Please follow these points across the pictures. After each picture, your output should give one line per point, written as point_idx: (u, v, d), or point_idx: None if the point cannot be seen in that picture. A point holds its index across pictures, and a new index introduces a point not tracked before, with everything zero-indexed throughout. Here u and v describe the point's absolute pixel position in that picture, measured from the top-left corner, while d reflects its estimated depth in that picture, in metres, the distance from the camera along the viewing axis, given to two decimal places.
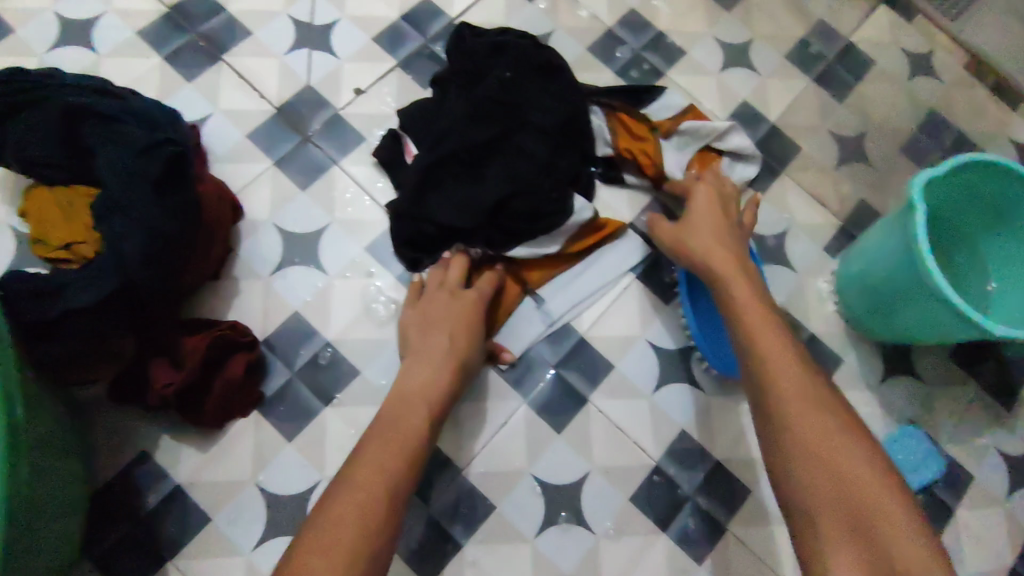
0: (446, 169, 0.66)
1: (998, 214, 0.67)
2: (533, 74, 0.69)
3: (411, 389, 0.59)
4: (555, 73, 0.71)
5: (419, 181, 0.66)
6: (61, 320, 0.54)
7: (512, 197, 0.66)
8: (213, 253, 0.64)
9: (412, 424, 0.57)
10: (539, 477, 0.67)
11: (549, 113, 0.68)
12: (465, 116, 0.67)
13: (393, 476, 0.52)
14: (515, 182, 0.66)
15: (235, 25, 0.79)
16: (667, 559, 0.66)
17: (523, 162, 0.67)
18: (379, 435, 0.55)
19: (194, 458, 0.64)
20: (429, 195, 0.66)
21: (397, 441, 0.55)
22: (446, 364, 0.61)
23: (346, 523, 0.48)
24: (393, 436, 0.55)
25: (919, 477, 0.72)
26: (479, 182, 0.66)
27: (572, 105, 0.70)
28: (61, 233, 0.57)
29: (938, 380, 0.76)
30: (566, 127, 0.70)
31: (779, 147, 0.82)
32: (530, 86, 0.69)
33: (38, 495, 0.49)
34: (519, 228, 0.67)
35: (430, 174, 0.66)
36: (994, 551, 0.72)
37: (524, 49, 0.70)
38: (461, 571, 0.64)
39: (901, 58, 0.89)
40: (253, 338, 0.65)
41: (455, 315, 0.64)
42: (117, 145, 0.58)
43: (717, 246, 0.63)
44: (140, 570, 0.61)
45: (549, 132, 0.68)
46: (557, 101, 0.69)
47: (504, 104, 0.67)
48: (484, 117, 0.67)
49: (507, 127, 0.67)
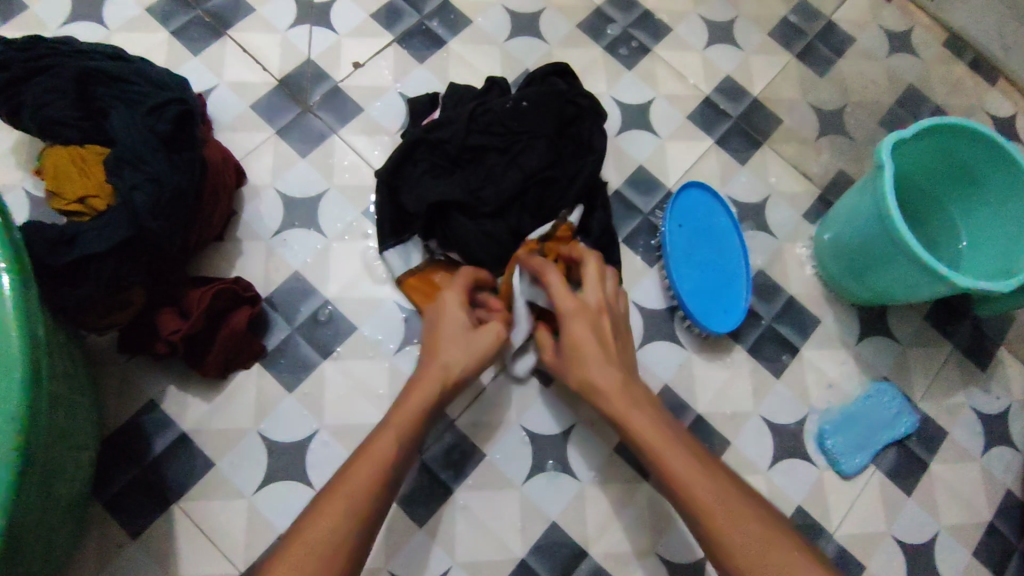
0: (426, 154, 0.68)
1: (968, 175, 0.71)
2: (548, 116, 0.68)
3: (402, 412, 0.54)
4: (570, 129, 0.70)
5: (402, 154, 0.68)
6: (76, 267, 0.57)
7: (455, 210, 0.67)
8: (217, 213, 0.67)
9: (377, 459, 0.50)
10: (528, 428, 0.71)
11: (539, 156, 0.66)
12: (468, 118, 0.67)
13: (357, 520, 0.47)
14: (464, 199, 0.66)
15: (238, 2, 0.82)
16: (651, 506, 0.69)
17: (488, 182, 0.66)
18: (356, 460, 0.50)
19: (199, 407, 0.67)
20: (407, 169, 0.69)
21: (367, 476, 0.49)
22: (421, 400, 0.54)
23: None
24: (357, 477, 0.49)
25: (891, 431, 0.75)
26: (448, 178, 0.67)
27: (568, 162, 0.69)
28: (76, 188, 0.60)
29: (913, 341, 0.79)
30: (550, 173, 0.67)
31: (760, 119, 0.85)
32: (538, 126, 0.67)
33: (56, 422, 0.52)
34: (458, 241, 0.68)
35: (413, 151, 0.68)
36: (967, 503, 0.75)
37: (554, 91, 0.69)
38: (453, 516, 0.67)
39: (881, 36, 0.93)
40: (255, 294, 0.68)
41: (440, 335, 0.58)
42: (129, 105, 0.61)
43: (612, 389, 0.56)
44: (149, 511, 0.64)
45: (525, 177, 0.66)
46: (557, 150, 0.68)
47: (501, 129, 0.67)
48: (482, 131, 0.67)
49: (495, 147, 0.67)
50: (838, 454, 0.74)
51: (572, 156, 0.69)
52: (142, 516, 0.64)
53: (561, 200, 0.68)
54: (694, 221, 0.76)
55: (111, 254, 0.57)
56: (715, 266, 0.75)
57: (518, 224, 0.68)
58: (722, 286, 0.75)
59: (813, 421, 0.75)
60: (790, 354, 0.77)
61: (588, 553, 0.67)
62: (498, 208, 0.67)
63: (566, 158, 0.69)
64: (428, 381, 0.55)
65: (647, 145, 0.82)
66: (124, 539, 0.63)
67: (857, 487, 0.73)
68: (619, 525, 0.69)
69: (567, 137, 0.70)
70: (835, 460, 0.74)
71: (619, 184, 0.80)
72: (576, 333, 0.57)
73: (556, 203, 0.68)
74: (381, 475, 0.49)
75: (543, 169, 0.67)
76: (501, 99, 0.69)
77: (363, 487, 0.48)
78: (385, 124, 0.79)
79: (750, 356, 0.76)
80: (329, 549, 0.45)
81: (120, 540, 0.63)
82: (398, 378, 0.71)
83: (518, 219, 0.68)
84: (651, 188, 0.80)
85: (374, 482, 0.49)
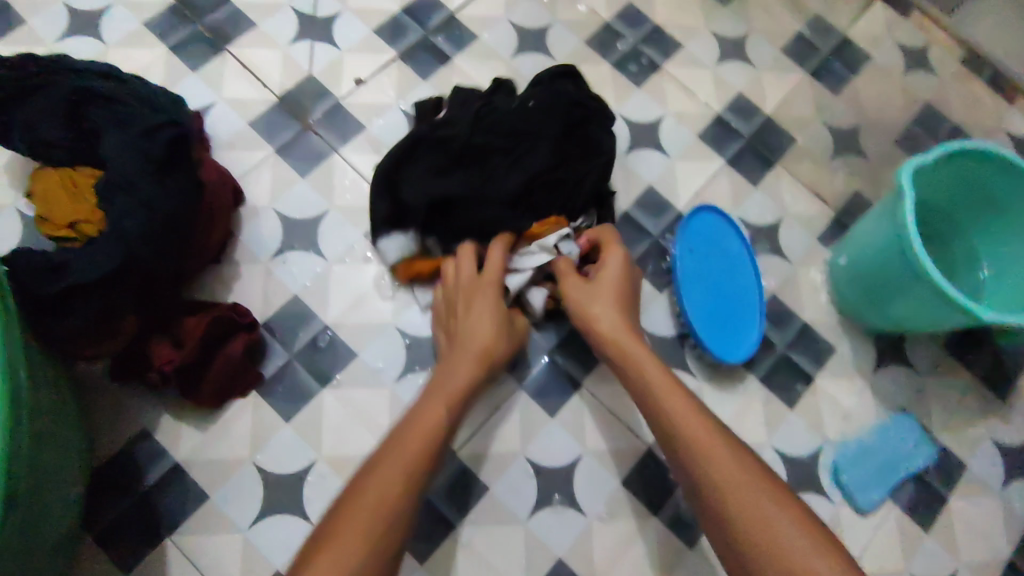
0: (429, 151, 0.65)
1: (991, 202, 0.68)
2: (556, 116, 0.65)
3: (441, 386, 0.58)
4: (578, 131, 0.66)
5: (404, 150, 0.65)
6: (64, 296, 0.55)
7: (457, 210, 0.65)
8: (213, 236, 0.65)
9: (427, 424, 0.55)
10: (533, 460, 0.68)
11: (544, 159, 0.64)
12: (473, 116, 0.65)
13: (412, 487, 0.51)
14: (465, 197, 0.64)
15: (239, 17, 0.80)
16: (659, 542, 0.67)
17: (494, 184, 0.65)
18: (402, 431, 0.54)
19: (193, 437, 0.65)
20: (408, 167, 0.66)
21: (415, 439, 0.53)
22: (468, 367, 0.59)
23: (357, 537, 0.47)
24: (410, 443, 0.53)
25: (909, 465, 0.73)
26: (451, 177, 0.65)
27: (575, 165, 0.66)
28: (67, 212, 0.58)
29: (931, 369, 0.77)
30: (557, 176, 0.65)
31: (774, 138, 0.83)
32: (546, 126, 0.64)
33: (41, 463, 0.50)
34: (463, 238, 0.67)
35: (415, 148, 0.65)
36: (987, 539, 0.72)
37: (561, 90, 0.66)
38: (454, 552, 0.65)
39: (897, 53, 0.90)
40: (252, 319, 0.66)
41: (474, 315, 0.62)
42: (121, 127, 0.59)
43: (621, 322, 0.62)
44: (140, 546, 0.62)
45: (529, 180, 0.65)
46: (564, 152, 0.65)
47: (509, 127, 0.64)
48: (489, 127, 0.65)
49: (501, 147, 0.64)
50: (854, 488, 0.71)
51: (581, 157, 0.67)
52: (132, 552, 0.62)
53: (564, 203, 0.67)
54: (707, 245, 0.74)
55: (101, 283, 0.55)
56: (729, 294, 0.73)
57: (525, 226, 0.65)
58: (736, 313, 0.72)
59: (828, 453, 0.73)
60: (804, 383, 0.74)
61: None
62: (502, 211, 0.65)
63: (573, 159, 0.66)
64: (472, 351, 0.60)
65: (657, 165, 0.80)
66: None
67: (874, 523, 0.71)
68: (627, 563, 0.66)
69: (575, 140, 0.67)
70: (851, 496, 0.71)
71: (628, 205, 0.78)
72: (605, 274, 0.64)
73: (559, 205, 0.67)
74: (432, 440, 0.54)
75: (547, 172, 0.65)
76: (506, 98, 0.67)
77: (415, 452, 0.53)
78: (388, 143, 0.77)
79: (762, 385, 0.74)
80: (389, 509, 0.49)
81: None
82: (399, 407, 0.68)
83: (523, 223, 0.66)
84: (661, 210, 0.78)
85: (427, 445, 0.53)
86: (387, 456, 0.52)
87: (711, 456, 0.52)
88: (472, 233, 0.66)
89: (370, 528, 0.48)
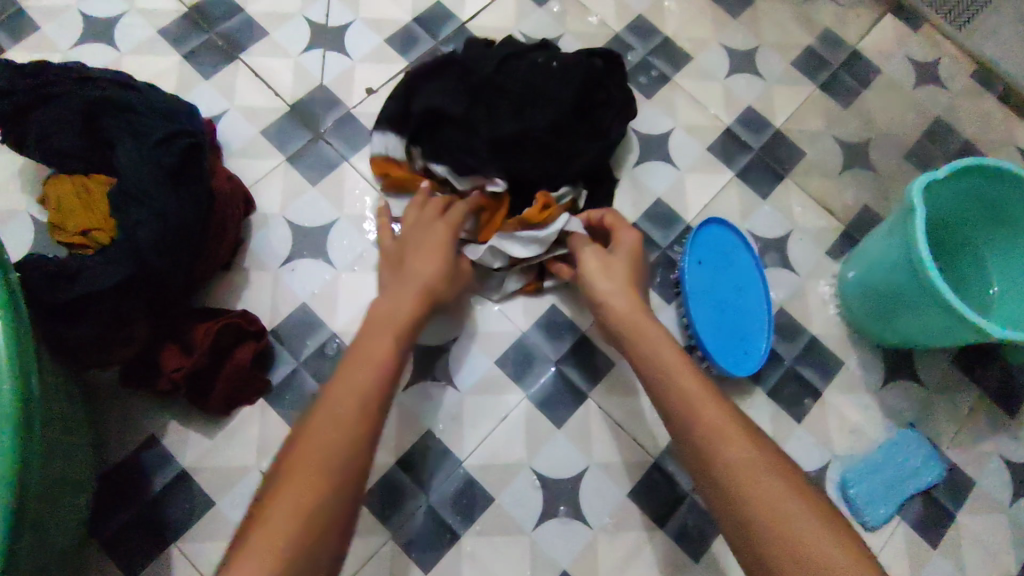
0: (450, 77, 0.70)
1: (1001, 218, 0.68)
2: (572, 86, 0.68)
3: (379, 316, 0.57)
4: (587, 112, 0.71)
5: (427, 70, 0.71)
6: (77, 304, 0.55)
7: (448, 126, 0.69)
8: (224, 243, 0.66)
9: (374, 352, 0.53)
10: (539, 471, 0.68)
11: (546, 118, 0.67)
12: (498, 60, 0.68)
13: (367, 409, 0.49)
14: (459, 120, 0.68)
15: (252, 26, 0.81)
16: (665, 555, 0.67)
17: (494, 121, 0.68)
18: (350, 359, 0.53)
19: (200, 443, 0.65)
20: (426, 83, 0.70)
21: (365, 367, 0.52)
22: (414, 298, 0.59)
23: (316, 466, 0.45)
24: (359, 369, 0.51)
25: (917, 480, 0.72)
26: (457, 100, 0.68)
27: (570, 139, 0.70)
28: (80, 221, 0.58)
29: (939, 385, 0.76)
30: (553, 139, 0.68)
31: (783, 151, 0.83)
32: (560, 91, 0.68)
33: (51, 471, 0.50)
34: (445, 155, 0.70)
35: (440, 68, 0.70)
36: (996, 557, 0.71)
37: (589, 65, 0.69)
38: (459, 562, 0.65)
39: (907, 67, 0.90)
40: (261, 327, 0.66)
41: (422, 250, 0.63)
42: (135, 136, 0.59)
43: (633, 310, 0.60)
44: (146, 551, 0.62)
45: (524, 134, 0.67)
46: (567, 124, 0.68)
47: (526, 79, 0.68)
48: (508, 72, 0.68)
49: (513, 95, 0.67)
50: (861, 504, 0.71)
51: (579, 134, 0.70)
52: (138, 557, 0.62)
53: (549, 168, 0.70)
54: (715, 257, 0.74)
55: (113, 291, 0.55)
56: (738, 307, 0.73)
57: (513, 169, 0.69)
58: (744, 325, 0.72)
59: (835, 468, 0.72)
60: (812, 398, 0.74)
61: None
62: (488, 151, 0.68)
63: (571, 134, 0.70)
64: (414, 288, 0.60)
65: (666, 177, 0.80)
66: None
67: (881, 539, 0.70)
68: None
69: (583, 116, 0.71)
70: (859, 511, 0.71)
71: (636, 217, 0.78)
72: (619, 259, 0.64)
73: (544, 168, 0.70)
74: (381, 365, 0.52)
75: (543, 133, 0.67)
76: (539, 53, 0.70)
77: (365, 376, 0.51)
78: None
79: (770, 398, 0.74)
80: (346, 433, 0.47)
81: None
82: (406, 416, 0.68)
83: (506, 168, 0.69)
84: (669, 222, 0.78)
85: (376, 368, 0.52)
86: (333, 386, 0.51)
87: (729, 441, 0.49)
88: (455, 159, 0.70)
89: (327, 456, 0.46)
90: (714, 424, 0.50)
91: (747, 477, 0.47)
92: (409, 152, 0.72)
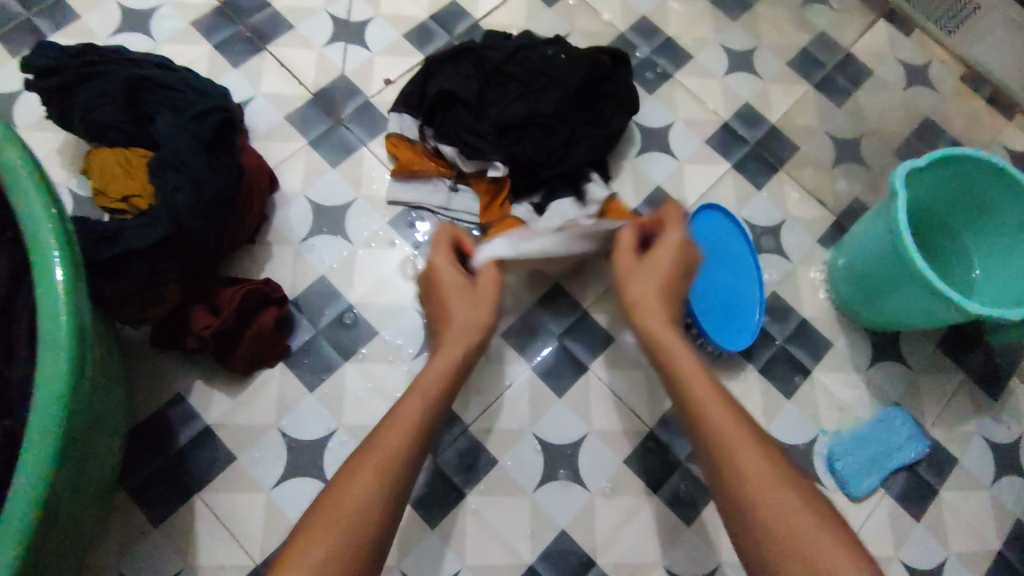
0: (467, 64, 0.77)
1: (982, 206, 0.72)
2: (578, 75, 0.74)
3: (425, 378, 0.57)
4: (588, 105, 0.78)
5: (446, 57, 0.77)
6: (117, 261, 0.60)
7: (460, 107, 0.75)
8: (251, 215, 0.71)
9: (408, 418, 0.53)
10: (541, 436, 0.72)
11: (552, 102, 0.73)
12: (512, 52, 0.76)
13: (389, 487, 0.49)
14: (471, 102, 0.74)
15: (278, 19, 0.86)
16: (658, 518, 0.70)
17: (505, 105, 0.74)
18: (385, 423, 0.53)
19: (223, 403, 0.70)
20: (446, 69, 0.77)
21: (399, 435, 0.52)
22: (454, 354, 0.58)
23: (329, 538, 0.46)
24: (392, 437, 0.52)
25: (901, 456, 0.76)
26: (471, 84, 0.75)
27: (573, 126, 0.75)
28: (120, 187, 0.63)
29: (924, 368, 0.80)
30: (560, 123, 0.74)
31: (777, 145, 0.87)
32: (566, 78, 0.74)
33: (93, 409, 0.54)
34: (457, 134, 0.75)
35: (457, 55, 0.77)
36: (977, 531, 0.75)
37: (595, 58, 0.76)
38: (464, 519, 0.69)
39: (898, 69, 0.95)
40: (283, 295, 0.71)
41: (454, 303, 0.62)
42: (175, 112, 0.65)
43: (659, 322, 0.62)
44: (172, 500, 0.66)
45: (530, 116, 0.73)
46: (571, 109, 0.74)
47: (536, 69, 0.75)
48: (519, 62, 0.76)
49: (524, 82, 0.75)
50: (847, 476, 0.74)
51: (581, 123, 0.76)
52: (164, 506, 0.66)
53: (553, 148, 0.74)
54: (708, 248, 0.78)
55: (150, 249, 0.60)
56: (736, 289, 0.77)
57: (517, 151, 0.74)
58: (740, 304, 0.76)
59: (822, 443, 0.76)
60: (802, 376, 0.78)
61: (596, 563, 0.68)
62: (496, 130, 0.74)
63: (575, 121, 0.75)
64: (451, 342, 0.59)
65: (666, 167, 0.84)
66: (146, 526, 0.65)
67: (866, 510, 0.74)
68: (627, 536, 0.69)
69: (585, 109, 0.77)
70: (844, 483, 0.74)
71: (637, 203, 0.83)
72: (656, 263, 0.63)
73: (547, 149, 0.74)
74: (412, 437, 0.52)
75: (549, 115, 0.73)
76: (550, 46, 0.77)
77: (393, 450, 0.51)
78: None
79: (761, 375, 0.77)
80: (366, 509, 0.48)
81: (142, 527, 0.65)
82: None
83: (512, 147, 0.74)
84: None
85: (407, 438, 0.52)
86: (366, 455, 0.50)
87: (736, 441, 0.53)
88: (461, 141, 0.74)
89: (345, 532, 0.46)
90: (723, 424, 0.55)
91: (750, 471, 0.52)
92: (423, 134, 0.78)
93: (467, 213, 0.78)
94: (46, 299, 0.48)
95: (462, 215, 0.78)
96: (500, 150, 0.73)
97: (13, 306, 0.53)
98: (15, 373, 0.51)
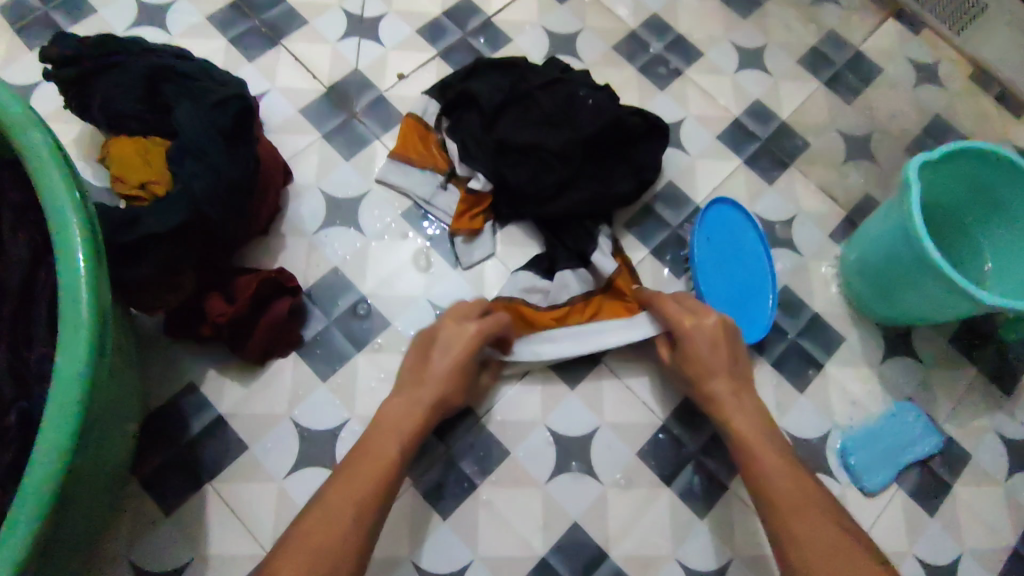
0: (499, 75, 0.77)
1: (994, 199, 0.72)
2: (595, 126, 0.72)
3: (391, 417, 0.60)
4: (602, 158, 0.75)
5: (478, 63, 0.78)
6: (135, 246, 0.60)
7: (478, 112, 0.76)
8: (266, 206, 0.72)
9: (381, 452, 0.57)
10: (553, 428, 0.72)
11: (561, 142, 0.72)
12: (547, 82, 0.75)
13: (366, 521, 0.53)
14: (486, 108, 0.74)
15: (293, 14, 0.87)
16: (671, 511, 0.70)
17: (519, 122, 0.74)
18: (361, 456, 0.57)
19: (236, 392, 0.70)
20: (477, 75, 0.77)
21: (374, 471, 0.55)
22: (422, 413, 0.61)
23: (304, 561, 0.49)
24: (371, 470, 0.55)
25: (913, 452, 0.75)
26: (498, 97, 0.75)
27: (575, 171, 0.73)
28: (139, 173, 0.63)
29: (938, 364, 0.79)
30: (560, 166, 0.72)
31: (788, 141, 0.88)
32: (584, 124, 0.72)
33: (110, 392, 0.54)
34: (467, 138, 0.75)
35: (492, 64, 0.78)
36: (992, 528, 0.74)
37: (621, 112, 0.74)
38: (476, 511, 0.68)
39: (908, 67, 0.95)
40: (297, 285, 0.71)
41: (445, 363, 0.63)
42: (193, 102, 0.66)
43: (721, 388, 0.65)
44: (184, 490, 0.66)
45: (533, 144, 0.72)
46: (577, 155, 0.72)
47: (564, 103, 0.74)
48: (550, 92, 0.75)
49: (545, 111, 0.73)
50: (860, 470, 0.74)
51: (585, 172, 0.74)
52: (176, 495, 0.66)
53: (542, 187, 0.73)
54: (722, 236, 0.78)
55: (168, 236, 0.61)
56: (748, 285, 0.77)
57: (508, 177, 0.73)
58: (750, 298, 0.76)
59: (835, 437, 0.76)
60: (815, 370, 0.78)
61: (608, 557, 0.68)
62: (500, 146, 0.74)
63: (578, 168, 0.73)
64: (426, 397, 0.61)
65: (678, 162, 0.85)
66: (157, 515, 0.65)
67: (879, 505, 0.73)
68: (640, 529, 0.69)
69: (597, 158, 0.75)
70: (857, 477, 0.74)
71: (626, 229, 0.81)
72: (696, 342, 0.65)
73: (538, 185, 0.73)
74: (387, 472, 0.56)
75: (551, 151, 0.72)
76: (587, 87, 0.75)
77: (368, 485, 0.54)
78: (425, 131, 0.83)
79: (773, 369, 0.77)
80: (344, 536, 0.51)
81: (154, 516, 0.65)
82: None
83: (503, 172, 0.73)
84: (680, 202, 0.83)
85: (379, 481, 0.55)
86: (335, 489, 0.54)
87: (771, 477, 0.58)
88: (461, 151, 0.75)
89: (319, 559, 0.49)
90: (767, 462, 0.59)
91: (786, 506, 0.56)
92: (438, 124, 0.79)
93: (445, 214, 0.78)
94: (68, 278, 0.49)
95: (441, 214, 0.78)
96: (489, 166, 0.74)
97: (33, 287, 0.53)
98: (32, 355, 0.51)
